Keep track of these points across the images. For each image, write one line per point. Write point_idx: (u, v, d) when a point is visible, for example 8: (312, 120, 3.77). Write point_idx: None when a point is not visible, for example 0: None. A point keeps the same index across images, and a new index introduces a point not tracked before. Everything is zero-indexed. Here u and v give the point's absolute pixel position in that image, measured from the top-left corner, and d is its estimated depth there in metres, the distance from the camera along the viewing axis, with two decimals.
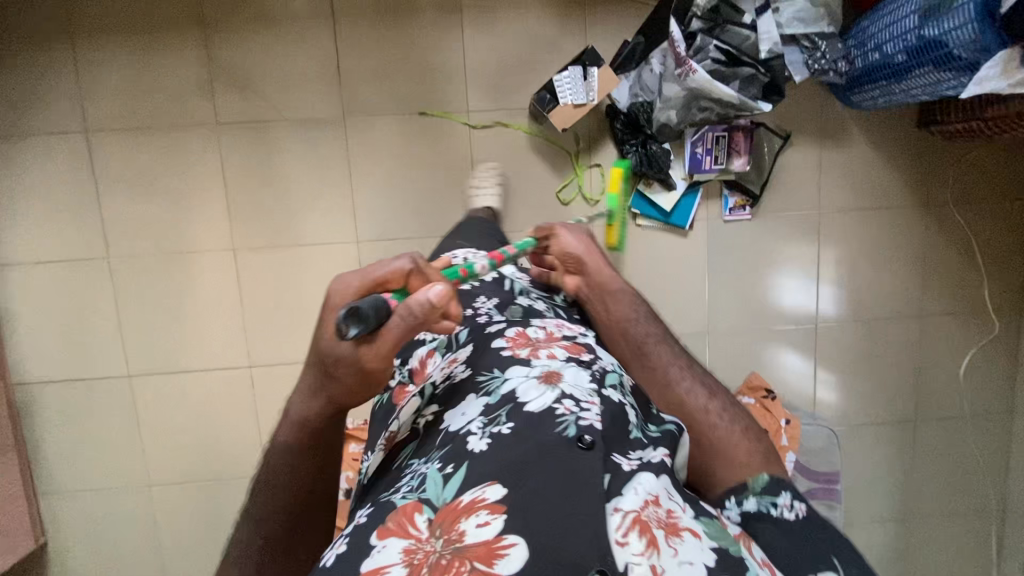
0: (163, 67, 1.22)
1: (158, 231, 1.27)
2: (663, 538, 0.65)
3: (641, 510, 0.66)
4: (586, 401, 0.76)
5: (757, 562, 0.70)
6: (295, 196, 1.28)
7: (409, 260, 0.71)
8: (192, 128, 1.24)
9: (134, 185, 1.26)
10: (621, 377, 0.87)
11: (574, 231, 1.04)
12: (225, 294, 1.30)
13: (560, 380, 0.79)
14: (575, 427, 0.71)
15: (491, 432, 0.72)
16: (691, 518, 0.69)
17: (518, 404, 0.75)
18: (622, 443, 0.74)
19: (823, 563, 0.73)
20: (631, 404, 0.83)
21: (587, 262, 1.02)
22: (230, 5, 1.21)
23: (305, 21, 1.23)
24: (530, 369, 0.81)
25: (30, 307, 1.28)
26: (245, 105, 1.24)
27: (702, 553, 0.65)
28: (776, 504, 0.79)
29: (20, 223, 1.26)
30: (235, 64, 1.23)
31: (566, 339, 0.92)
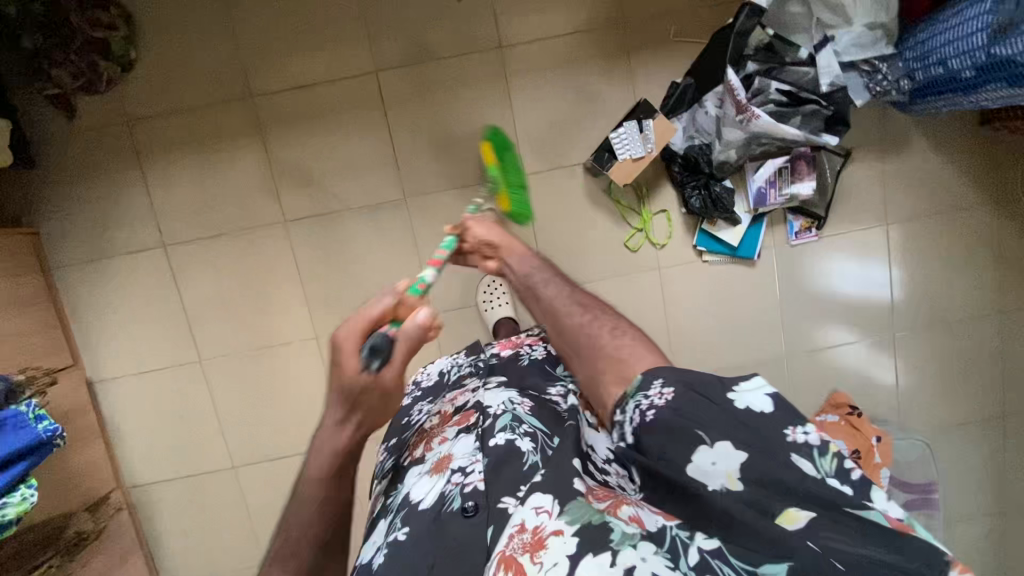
0: (226, 174, 1.27)
1: (242, 328, 1.32)
2: (529, 560, 0.63)
3: (507, 547, 0.66)
4: (471, 465, 0.79)
5: (626, 521, 0.63)
6: (366, 279, 1.32)
7: (391, 295, 0.72)
8: (260, 227, 1.28)
9: (214, 288, 1.30)
10: (515, 412, 0.84)
11: (482, 220, 0.90)
12: (311, 381, 1.35)
13: (448, 462, 0.82)
14: (460, 498, 0.76)
15: (391, 542, 0.74)
16: (556, 516, 0.66)
17: (413, 502, 0.79)
18: (504, 488, 0.74)
19: (691, 442, 0.58)
20: (523, 434, 0.80)
21: (500, 246, 0.89)
22: (284, 105, 1.25)
23: (357, 110, 1.26)
24: (426, 465, 0.85)
25: (133, 414, 1.34)
26: (307, 198, 1.28)
27: (566, 545, 0.63)
28: (645, 397, 0.62)
29: (113, 338, 1.32)
30: (293, 161, 1.26)
31: (458, 411, 0.92)
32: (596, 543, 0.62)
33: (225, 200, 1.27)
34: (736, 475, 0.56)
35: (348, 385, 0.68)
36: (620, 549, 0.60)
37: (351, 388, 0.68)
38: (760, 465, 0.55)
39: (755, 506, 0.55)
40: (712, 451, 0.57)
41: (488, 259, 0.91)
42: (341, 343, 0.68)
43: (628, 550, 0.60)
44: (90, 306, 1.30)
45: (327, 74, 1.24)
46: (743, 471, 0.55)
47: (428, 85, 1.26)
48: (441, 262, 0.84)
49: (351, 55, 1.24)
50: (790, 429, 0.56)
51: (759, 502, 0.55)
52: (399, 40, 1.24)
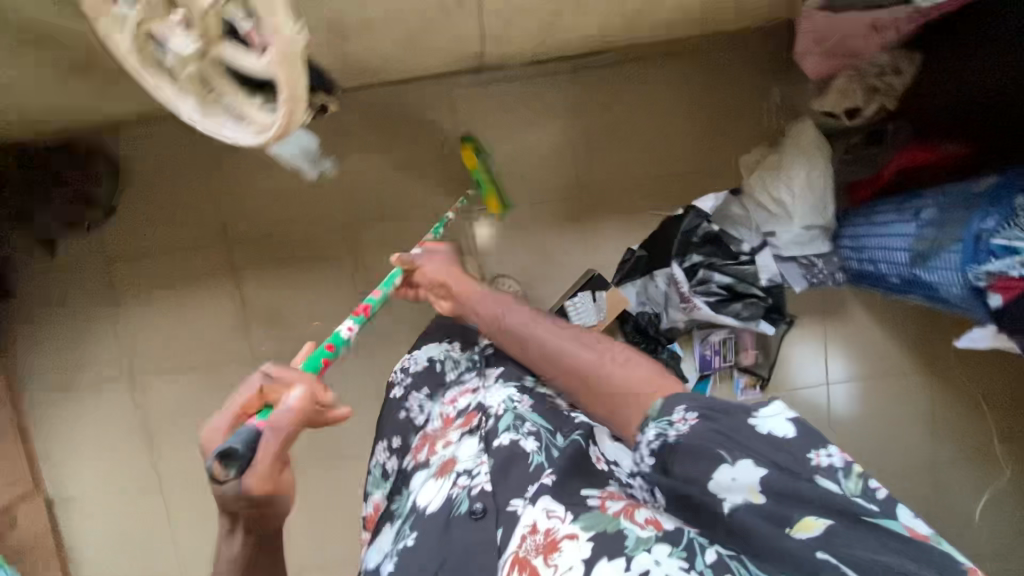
0: (199, 311, 1.32)
1: (206, 457, 1.36)
2: (542, 563, 0.64)
3: (520, 548, 0.67)
4: (477, 467, 0.82)
5: (640, 525, 0.63)
6: None
7: (260, 375, 0.62)
8: (229, 362, 1.33)
9: (181, 416, 1.35)
10: (516, 412, 0.85)
11: (433, 260, 1.02)
12: None
13: (453, 466, 0.85)
14: (468, 499, 0.78)
15: (399, 549, 0.79)
16: (568, 520, 0.66)
17: (420, 508, 0.83)
18: (513, 489, 0.74)
19: (714, 460, 0.58)
20: (529, 433, 0.81)
21: (449, 283, 1.00)
22: (258, 249, 1.31)
23: (328, 257, 1.32)
24: (432, 469, 0.88)
25: (93, 534, 1.37)
26: (276, 337, 1.33)
27: (577, 552, 0.62)
28: (670, 423, 0.62)
29: (78, 460, 1.35)
30: (264, 302, 1.32)
31: (462, 414, 0.95)
32: (612, 547, 0.61)
33: (199, 335, 1.32)
34: (756, 488, 0.56)
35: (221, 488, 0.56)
36: (631, 553, 0.60)
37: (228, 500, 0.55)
38: (783, 480, 0.55)
39: (769, 519, 0.56)
40: (734, 469, 0.57)
41: (441, 296, 1.02)
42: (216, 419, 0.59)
43: (641, 555, 0.59)
44: (59, 430, 1.34)
45: (304, 223, 1.30)
46: (765, 487, 0.56)
47: (399, 237, 1.32)
48: (370, 307, 0.90)
49: (325, 206, 1.30)
50: (812, 453, 0.56)
51: (776, 513, 0.56)
52: (374, 195, 1.30)
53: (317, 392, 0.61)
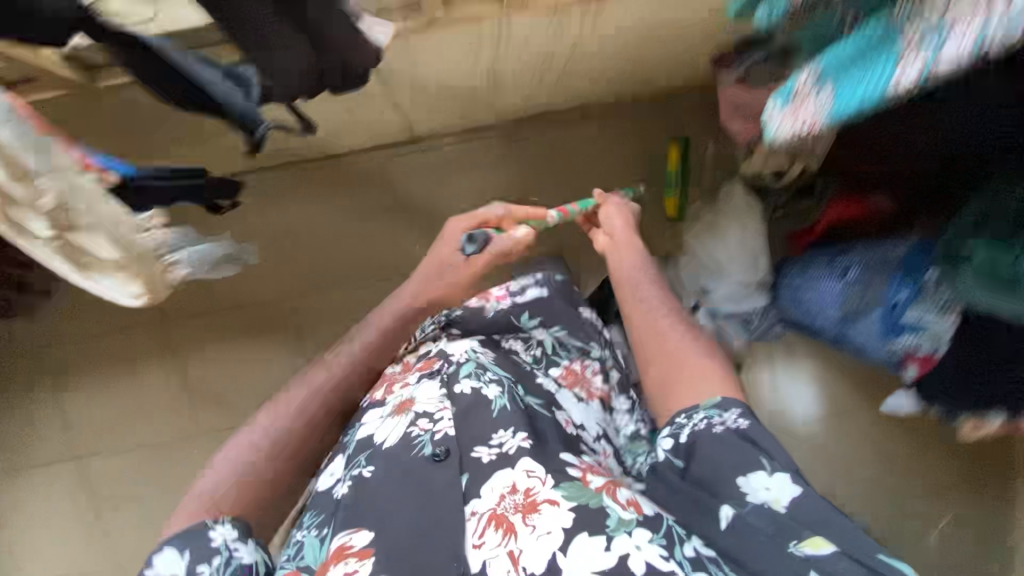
0: (145, 393, 1.32)
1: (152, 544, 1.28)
2: (519, 522, 0.61)
3: (497, 505, 0.63)
4: (439, 412, 0.74)
5: (621, 506, 0.61)
6: None
7: (501, 208, 1.04)
8: (176, 443, 1.31)
9: (128, 499, 1.29)
10: (478, 361, 0.81)
11: (616, 211, 1.06)
12: None
13: (412, 405, 0.76)
14: (429, 444, 0.70)
15: (354, 476, 0.69)
16: (553, 487, 0.63)
17: (375, 443, 0.72)
18: (474, 440, 0.71)
19: (752, 464, 0.61)
20: (495, 387, 0.77)
21: (621, 230, 1.04)
22: (202, 331, 1.32)
23: (273, 333, 1.32)
24: (384, 409, 0.77)
25: None
26: (222, 415, 1.31)
27: (558, 519, 0.60)
28: (719, 413, 0.67)
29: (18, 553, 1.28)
30: (209, 381, 1.32)
31: (421, 359, 0.86)
32: (593, 523, 0.58)
33: (148, 417, 1.32)
34: (781, 507, 0.58)
35: (438, 271, 1.00)
36: (614, 535, 0.57)
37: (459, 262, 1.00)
38: (811, 502, 0.58)
39: (757, 525, 0.58)
40: (769, 479, 0.60)
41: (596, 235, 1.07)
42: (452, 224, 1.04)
43: (622, 538, 0.57)
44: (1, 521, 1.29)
45: (246, 302, 1.32)
46: (793, 503, 0.58)
47: (345, 308, 1.32)
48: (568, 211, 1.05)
49: (267, 285, 1.32)
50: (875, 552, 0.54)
51: (784, 529, 0.57)
52: (317, 266, 1.33)
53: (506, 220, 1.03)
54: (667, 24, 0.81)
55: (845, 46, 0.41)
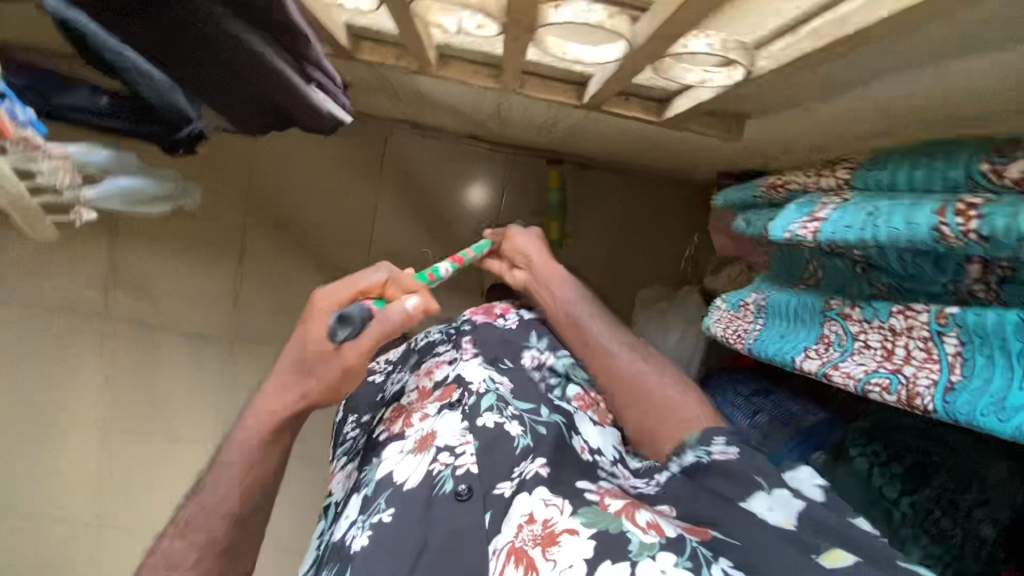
0: (65, 259, 1.27)
1: (37, 399, 1.33)
2: (540, 556, 0.58)
3: (516, 538, 0.61)
4: (460, 445, 0.74)
5: (643, 530, 0.58)
6: (170, 394, 1.36)
7: (532, 235, 1.08)
8: (82, 316, 1.30)
9: (20, 353, 1.30)
10: (499, 394, 0.81)
11: (525, 237, 1.08)
12: (87, 463, 1.38)
13: (434, 439, 0.76)
14: (450, 480, 0.70)
15: (371, 522, 0.67)
16: (570, 515, 0.61)
17: (396, 482, 0.72)
18: (500, 473, 0.71)
19: (751, 487, 0.61)
20: (512, 416, 0.78)
21: (534, 259, 1.05)
22: (143, 218, 1.26)
23: (214, 249, 1.29)
24: (405, 442, 0.78)
25: None
26: (139, 308, 1.31)
27: (579, 551, 0.57)
28: (709, 451, 0.68)
29: None
30: (135, 271, 1.29)
31: (438, 386, 0.88)
32: (616, 550, 0.56)
33: (60, 282, 1.28)
34: (791, 522, 0.57)
35: (315, 355, 0.67)
36: (639, 558, 0.54)
37: (313, 353, 0.67)
38: (813, 515, 0.57)
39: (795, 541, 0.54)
40: (769, 498, 0.60)
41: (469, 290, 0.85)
42: (315, 303, 0.69)
43: (646, 561, 0.54)
44: None
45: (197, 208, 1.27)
46: (799, 519, 0.57)
47: (289, 250, 1.32)
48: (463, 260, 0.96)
49: (222, 200, 1.26)
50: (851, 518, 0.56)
51: (804, 541, 0.54)
52: (280, 202, 1.29)
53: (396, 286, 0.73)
54: (676, 140, 0.80)
55: (775, 304, 0.69)
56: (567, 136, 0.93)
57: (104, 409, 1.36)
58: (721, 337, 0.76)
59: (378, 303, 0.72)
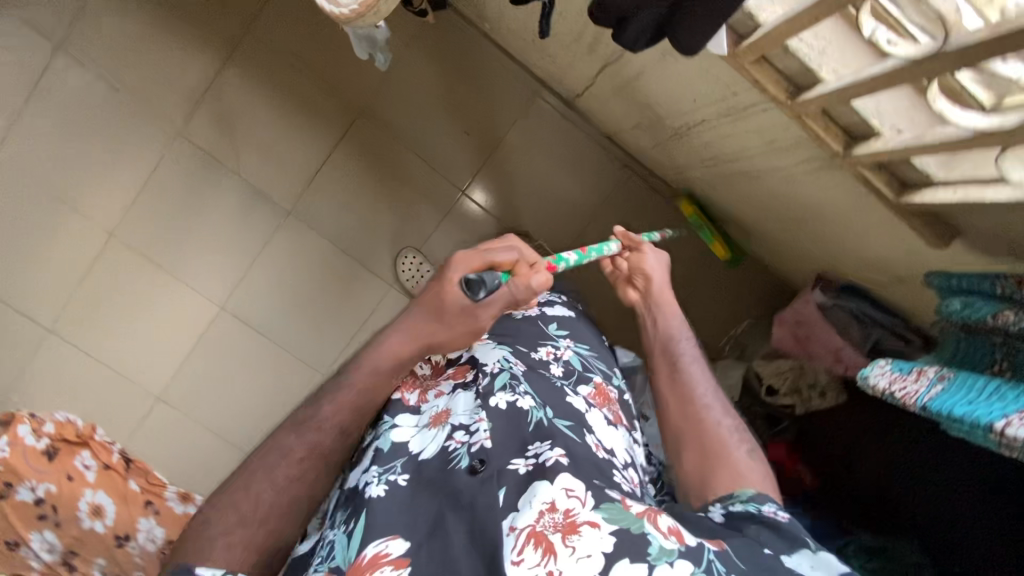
0: (169, 54, 1.21)
1: (61, 173, 1.22)
2: (560, 542, 0.54)
3: (536, 522, 0.56)
4: (475, 423, 0.69)
5: (662, 533, 0.55)
6: (197, 233, 1.28)
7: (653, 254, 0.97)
8: (155, 117, 1.23)
9: (71, 120, 1.20)
10: (512, 371, 0.77)
11: (653, 257, 0.97)
12: (75, 260, 1.27)
13: (447, 416, 0.72)
14: (467, 456, 0.65)
15: (387, 479, 0.64)
16: (591, 508, 0.57)
17: (409, 451, 0.69)
18: (513, 451, 0.66)
19: (796, 542, 0.56)
20: (527, 396, 0.73)
21: (655, 286, 0.95)
22: (268, 59, 1.24)
23: (319, 121, 1.28)
24: (420, 417, 0.73)
25: None
26: (214, 136, 1.25)
27: (601, 543, 0.53)
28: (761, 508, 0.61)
29: None
30: (231, 100, 1.24)
31: (450, 364, 0.84)
32: (637, 550, 0.52)
33: (152, 74, 1.21)
34: None
35: (447, 318, 0.71)
36: (655, 562, 0.51)
37: (447, 309, 0.70)
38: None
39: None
40: (812, 556, 0.55)
41: (632, 286, 0.99)
42: (455, 267, 0.71)
43: (665, 566, 0.51)
44: None
45: (326, 76, 1.26)
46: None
47: (386, 156, 1.31)
48: (592, 254, 0.91)
49: (353, 82, 1.27)
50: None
51: None
52: (401, 110, 1.30)
53: (522, 265, 0.74)
54: (828, 227, 0.87)
55: (964, 377, 0.68)
56: (723, 178, 0.98)
57: (122, 216, 1.27)
58: (887, 388, 0.73)
59: (503, 279, 0.72)
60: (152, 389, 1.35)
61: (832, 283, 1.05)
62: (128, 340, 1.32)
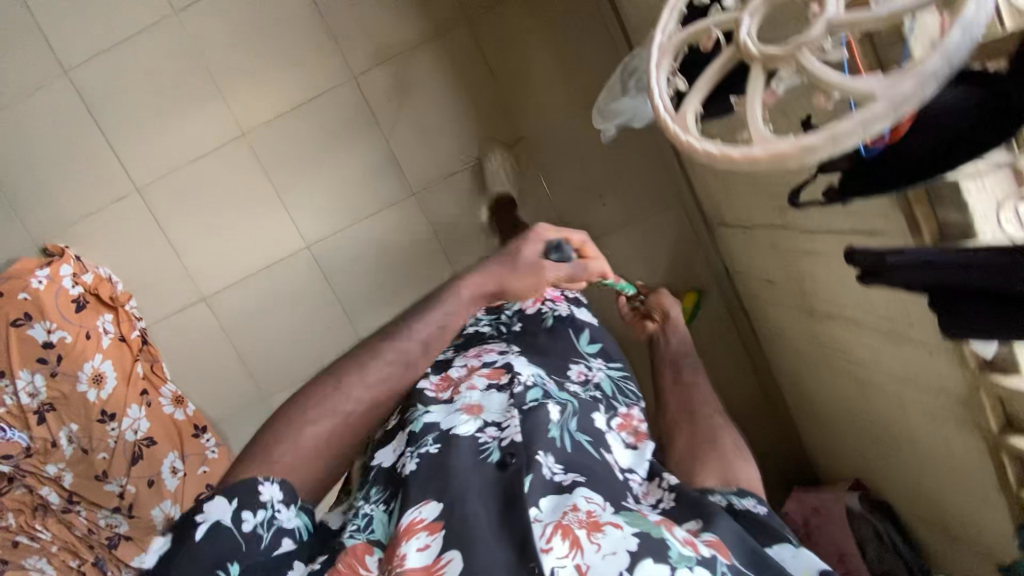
0: (384, 7, 1.23)
1: (229, 60, 1.23)
2: (580, 536, 0.48)
3: (561, 515, 0.50)
4: (507, 420, 0.62)
5: (680, 540, 0.48)
6: (321, 172, 1.29)
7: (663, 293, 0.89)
8: (340, 54, 1.24)
9: (267, 22, 1.22)
10: (545, 387, 0.68)
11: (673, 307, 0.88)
12: (196, 139, 1.26)
13: (479, 408, 0.64)
14: (497, 452, 0.58)
15: (420, 451, 0.58)
16: (613, 512, 0.50)
17: (441, 423, 0.62)
18: (540, 441, 0.58)
19: (777, 540, 0.55)
20: (553, 402, 0.64)
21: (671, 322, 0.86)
22: (468, 56, 1.26)
23: (481, 129, 1.30)
24: (448, 404, 0.66)
25: None
26: (384, 95, 1.26)
27: (626, 541, 0.47)
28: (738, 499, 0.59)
29: None
30: (415, 73, 1.26)
31: (485, 364, 0.73)
32: (659, 550, 0.46)
33: (358, 16, 1.23)
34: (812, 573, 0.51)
35: (522, 266, 0.61)
36: (676, 568, 0.45)
37: (522, 261, 0.61)
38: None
39: None
40: (794, 551, 0.54)
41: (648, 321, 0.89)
42: (538, 231, 0.63)
43: (685, 572, 0.45)
44: None
45: (509, 95, 1.29)
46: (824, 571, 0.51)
47: (524, 187, 1.33)
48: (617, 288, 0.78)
49: (529, 111, 1.30)
50: None
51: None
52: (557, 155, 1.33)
53: (589, 245, 0.64)
54: (909, 462, 0.93)
55: None
56: (833, 366, 1.01)
57: (260, 123, 1.26)
58: None
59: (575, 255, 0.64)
60: (202, 289, 1.33)
61: (870, 496, 1.09)
62: (203, 233, 1.30)
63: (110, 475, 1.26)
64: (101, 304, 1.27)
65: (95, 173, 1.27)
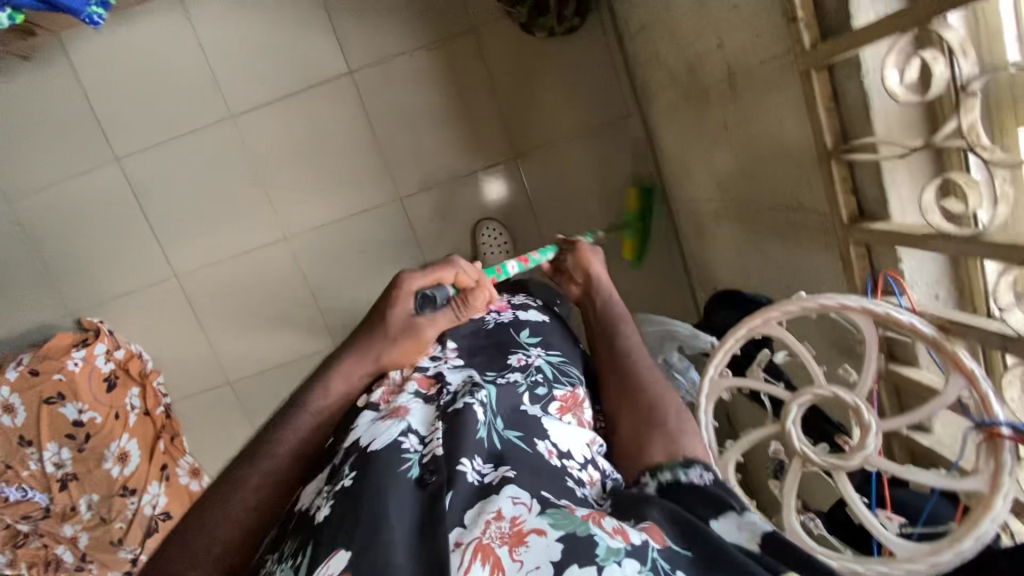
0: (437, 137, 1.26)
1: (281, 170, 1.26)
2: (505, 556, 0.43)
3: (482, 533, 0.44)
4: (434, 431, 0.55)
5: (608, 531, 0.43)
6: (354, 283, 1.33)
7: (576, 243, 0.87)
8: (390, 178, 1.28)
9: (323, 141, 1.25)
10: (480, 381, 0.61)
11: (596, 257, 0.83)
12: (238, 239, 1.30)
13: (406, 414, 0.57)
14: (418, 466, 0.51)
15: (331, 491, 0.49)
16: (538, 513, 0.45)
17: (359, 445, 0.53)
18: (466, 448, 0.52)
19: (717, 506, 0.48)
20: (480, 398, 0.57)
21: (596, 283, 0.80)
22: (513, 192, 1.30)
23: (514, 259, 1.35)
24: (375, 416, 0.58)
25: (157, 56, 1.20)
26: (425, 218, 1.30)
27: (549, 550, 0.42)
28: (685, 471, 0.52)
29: (244, 31, 1.20)
30: (458, 202, 1.30)
31: (419, 374, 0.66)
32: (581, 551, 0.41)
33: (411, 144, 1.26)
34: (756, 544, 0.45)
35: (393, 331, 0.65)
36: (604, 564, 0.40)
37: (393, 326, 0.65)
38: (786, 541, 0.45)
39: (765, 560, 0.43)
40: (735, 518, 0.46)
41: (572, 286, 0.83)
42: (402, 285, 0.65)
43: (613, 568, 0.40)
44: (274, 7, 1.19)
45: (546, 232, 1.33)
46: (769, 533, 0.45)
47: None
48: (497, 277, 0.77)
49: None
50: None
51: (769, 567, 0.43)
52: None
53: (462, 274, 0.67)
54: None
55: None
56: None
57: (302, 231, 1.30)
58: None
59: (453, 293, 0.67)
60: (228, 375, 1.39)
61: None
62: (235, 324, 1.35)
63: (122, 544, 1.25)
64: (130, 379, 1.32)
65: (136, 257, 1.30)
